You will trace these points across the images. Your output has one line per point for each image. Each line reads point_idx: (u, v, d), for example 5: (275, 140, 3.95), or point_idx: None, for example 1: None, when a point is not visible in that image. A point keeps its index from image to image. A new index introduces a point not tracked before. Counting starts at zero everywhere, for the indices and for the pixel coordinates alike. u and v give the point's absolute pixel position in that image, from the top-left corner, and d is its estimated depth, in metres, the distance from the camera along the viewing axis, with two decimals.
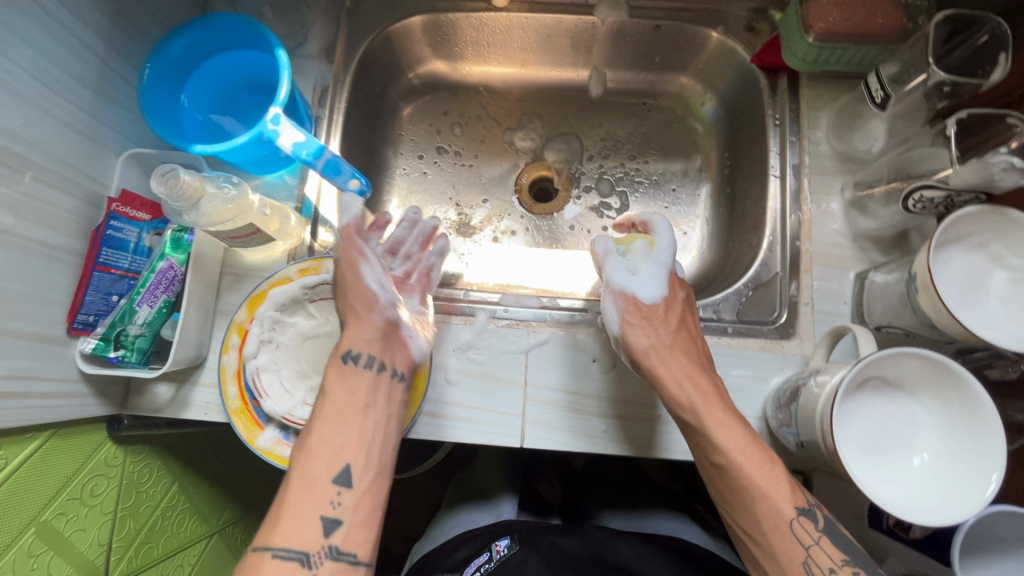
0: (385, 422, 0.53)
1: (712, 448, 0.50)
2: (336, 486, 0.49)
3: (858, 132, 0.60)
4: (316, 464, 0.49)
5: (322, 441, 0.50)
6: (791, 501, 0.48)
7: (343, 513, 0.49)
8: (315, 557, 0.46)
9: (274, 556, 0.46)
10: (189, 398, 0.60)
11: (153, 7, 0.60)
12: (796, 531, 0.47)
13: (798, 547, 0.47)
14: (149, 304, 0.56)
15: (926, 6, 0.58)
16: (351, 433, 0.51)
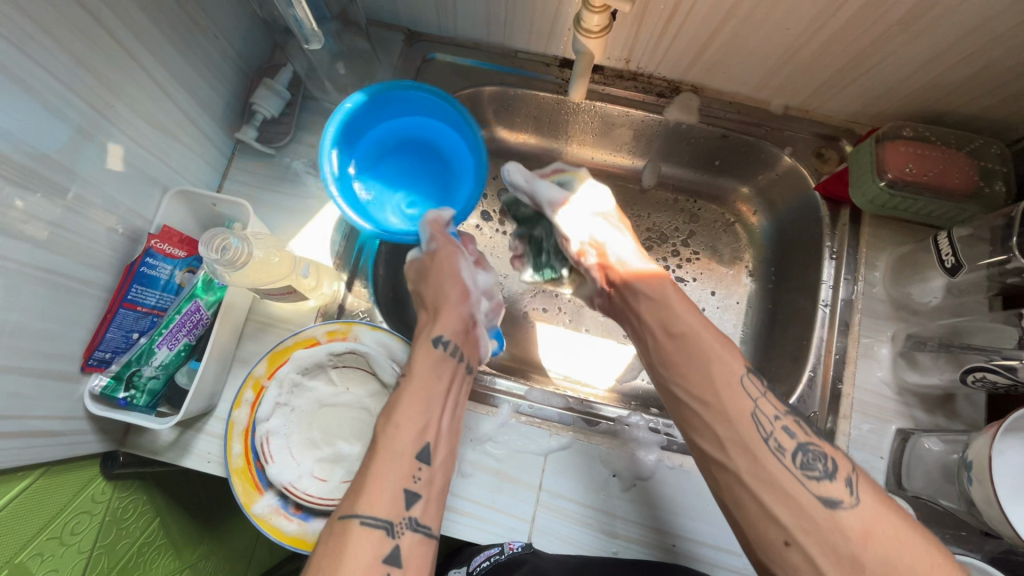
0: (455, 407, 0.53)
1: (672, 319, 0.52)
2: (417, 462, 0.47)
3: (916, 284, 0.59)
4: (400, 440, 0.47)
5: (407, 418, 0.49)
6: (739, 357, 0.48)
7: (424, 489, 0.47)
8: (397, 527, 0.44)
9: (361, 525, 0.43)
10: (190, 445, 0.57)
11: (227, 45, 0.59)
12: (747, 385, 0.47)
13: (747, 400, 0.46)
14: (169, 347, 0.55)
15: (1004, 171, 0.57)
16: (436, 415, 0.50)
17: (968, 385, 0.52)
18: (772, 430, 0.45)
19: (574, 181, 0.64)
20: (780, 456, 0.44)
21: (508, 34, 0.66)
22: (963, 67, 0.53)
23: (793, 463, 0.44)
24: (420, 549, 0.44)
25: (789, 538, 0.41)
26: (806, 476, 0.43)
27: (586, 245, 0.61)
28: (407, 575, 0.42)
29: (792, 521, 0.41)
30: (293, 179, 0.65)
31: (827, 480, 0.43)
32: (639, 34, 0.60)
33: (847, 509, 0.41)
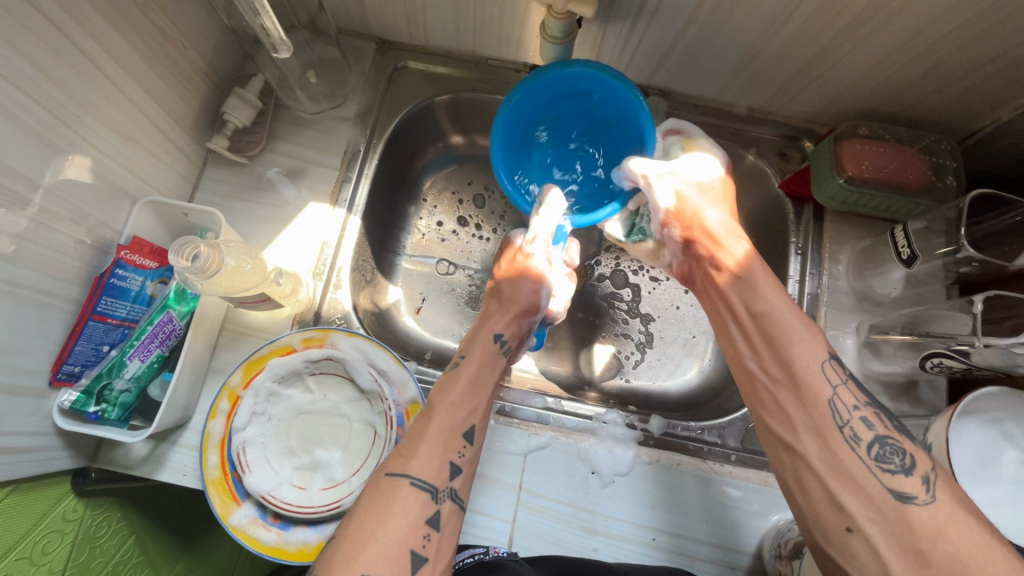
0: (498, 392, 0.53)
1: (755, 298, 0.46)
2: (463, 439, 0.47)
3: (877, 277, 0.61)
4: (450, 414, 0.47)
5: (460, 398, 0.48)
6: (823, 343, 0.44)
7: (467, 465, 0.46)
8: (441, 493, 0.43)
9: (411, 486, 0.42)
10: (166, 458, 0.57)
11: (196, 55, 0.60)
12: (827, 371, 0.43)
13: (825, 386, 0.42)
14: (141, 359, 0.54)
15: (954, 166, 0.60)
16: (484, 400, 0.50)
17: (927, 370, 0.55)
18: (848, 418, 0.41)
19: (681, 147, 0.59)
20: (854, 446, 0.40)
21: (478, 42, 0.67)
22: (911, 66, 0.55)
23: (869, 455, 0.40)
24: (455, 519, 0.44)
25: (852, 524, 0.39)
26: (881, 469, 0.39)
27: (671, 203, 0.54)
28: (443, 540, 0.42)
29: (859, 508, 0.39)
30: (266, 187, 0.65)
31: (903, 474, 0.39)
32: (604, 39, 0.62)
33: (920, 505, 0.37)
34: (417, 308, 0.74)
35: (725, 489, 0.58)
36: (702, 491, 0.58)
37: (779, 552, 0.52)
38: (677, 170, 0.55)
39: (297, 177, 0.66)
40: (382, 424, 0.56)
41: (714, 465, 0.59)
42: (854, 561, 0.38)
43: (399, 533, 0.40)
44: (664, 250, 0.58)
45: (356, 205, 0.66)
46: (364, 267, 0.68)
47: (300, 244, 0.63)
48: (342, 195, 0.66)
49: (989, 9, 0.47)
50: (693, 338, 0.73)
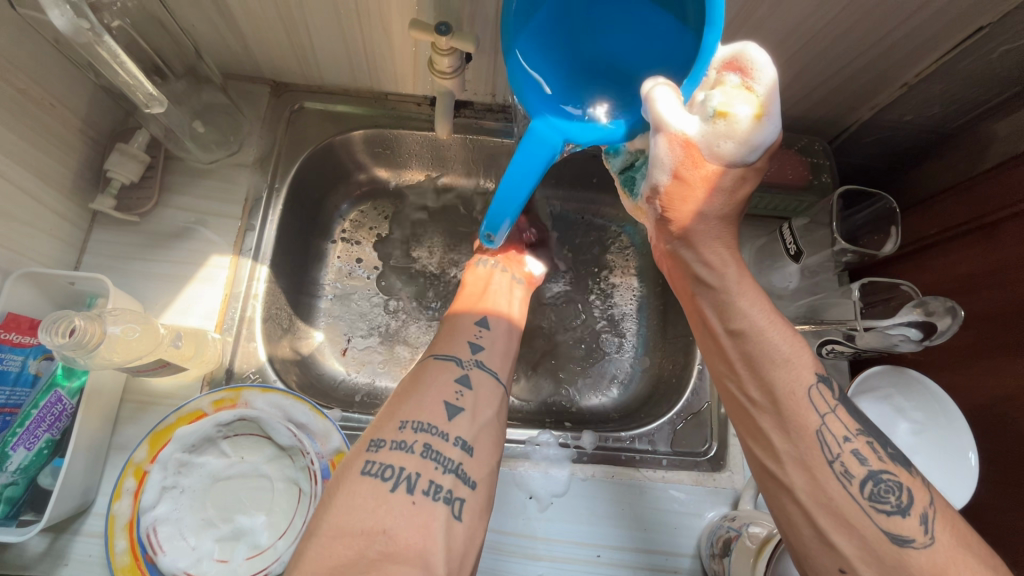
0: (515, 292, 0.63)
1: (731, 314, 0.46)
2: (478, 327, 0.56)
3: (776, 272, 0.64)
4: (466, 309, 0.59)
5: (468, 301, 0.60)
6: (810, 365, 0.44)
7: (486, 343, 0.55)
8: (466, 363, 0.51)
9: (436, 360, 0.51)
10: (67, 551, 0.52)
11: (68, 112, 0.56)
12: (814, 398, 0.43)
13: (813, 416, 0.43)
14: (26, 447, 0.49)
15: (829, 163, 0.65)
16: (496, 296, 0.61)
17: (823, 357, 0.59)
18: (839, 452, 0.42)
19: (736, 91, 0.42)
20: (846, 483, 0.41)
21: (375, 79, 0.67)
22: (779, 76, 0.60)
23: (862, 493, 0.41)
24: (488, 382, 0.51)
25: (845, 565, 0.40)
26: (876, 509, 0.40)
27: (662, 179, 0.47)
28: (477, 396, 0.49)
29: (852, 550, 0.40)
30: (166, 244, 0.62)
31: (900, 515, 0.40)
32: (497, 71, 0.63)
33: (919, 548, 0.39)
34: (342, 349, 0.71)
35: (665, 492, 0.59)
36: (640, 498, 0.59)
37: (713, 552, 0.53)
38: (697, 140, 0.44)
39: (198, 230, 0.63)
40: (305, 480, 0.54)
41: (648, 472, 0.60)
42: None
43: (434, 392, 0.48)
44: (644, 218, 0.54)
45: (262, 253, 0.64)
46: (279, 315, 0.66)
47: (203, 300, 0.61)
48: (246, 244, 0.63)
49: (835, 23, 0.51)
50: (621, 347, 0.75)
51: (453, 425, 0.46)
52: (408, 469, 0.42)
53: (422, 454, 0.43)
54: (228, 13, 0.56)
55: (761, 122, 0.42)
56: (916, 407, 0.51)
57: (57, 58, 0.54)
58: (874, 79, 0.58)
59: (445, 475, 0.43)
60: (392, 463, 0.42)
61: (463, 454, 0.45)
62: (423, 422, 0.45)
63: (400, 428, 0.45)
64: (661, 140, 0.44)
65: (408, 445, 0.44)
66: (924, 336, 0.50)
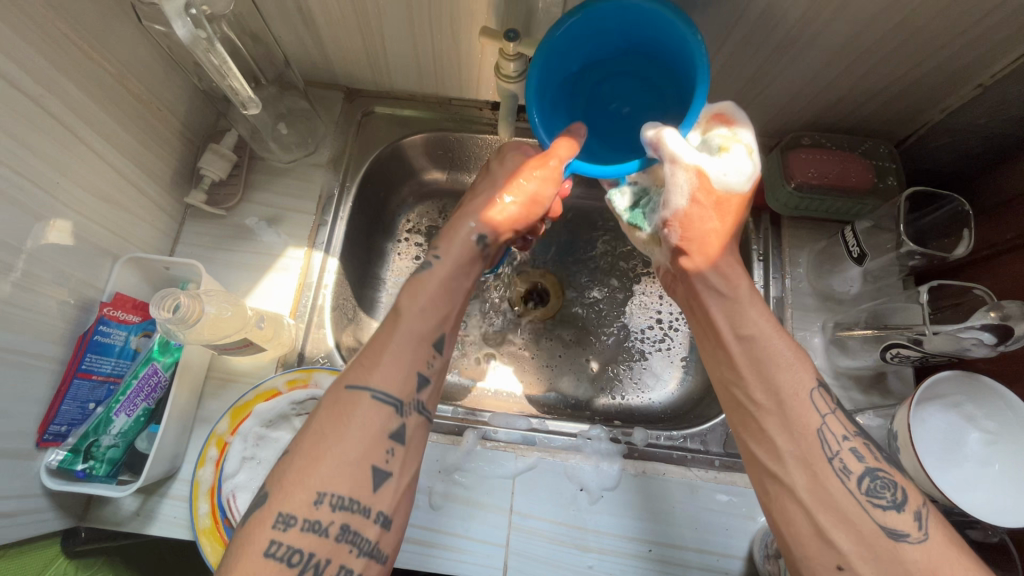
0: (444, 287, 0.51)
1: (742, 321, 0.48)
2: (434, 349, 0.49)
3: (836, 276, 0.64)
4: (418, 321, 0.48)
5: (415, 310, 0.49)
6: (810, 369, 0.45)
7: (433, 376, 0.48)
8: (406, 407, 0.45)
9: (372, 399, 0.44)
10: (154, 512, 0.57)
11: (170, 114, 0.62)
12: (815, 400, 0.44)
13: (814, 415, 0.44)
14: (127, 413, 0.55)
15: (895, 167, 0.65)
16: (443, 305, 0.50)
17: (889, 361, 0.58)
18: (838, 450, 0.43)
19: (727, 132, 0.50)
20: (844, 479, 0.42)
21: (442, 85, 0.71)
22: (844, 78, 0.59)
23: (859, 489, 0.42)
24: (419, 433, 0.46)
25: (842, 562, 0.40)
26: (871, 504, 0.41)
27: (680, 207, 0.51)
28: (406, 453, 0.45)
29: (847, 544, 0.40)
30: (247, 235, 0.67)
31: (895, 511, 0.40)
32: None
33: (913, 543, 0.39)
34: None
35: (713, 494, 0.59)
36: (691, 499, 0.59)
37: (768, 553, 0.53)
38: (709, 169, 0.49)
39: (275, 224, 0.68)
40: None
41: (699, 471, 0.60)
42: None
43: (358, 451, 0.42)
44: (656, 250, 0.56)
45: (333, 246, 0.68)
46: (345, 305, 0.70)
47: (281, 288, 0.65)
48: (319, 237, 0.68)
49: (905, 23, 0.51)
50: (670, 351, 0.75)
51: (377, 498, 0.42)
52: (318, 555, 0.40)
53: (336, 537, 0.40)
54: (313, 25, 0.61)
55: (752, 154, 0.49)
56: (989, 415, 0.49)
57: (166, 67, 0.60)
58: (945, 81, 0.57)
59: (357, 559, 0.41)
60: (301, 548, 0.39)
61: (380, 529, 0.42)
62: (342, 497, 0.41)
63: (314, 504, 0.40)
64: (677, 169, 0.48)
65: (322, 527, 0.40)
66: (998, 341, 0.49)
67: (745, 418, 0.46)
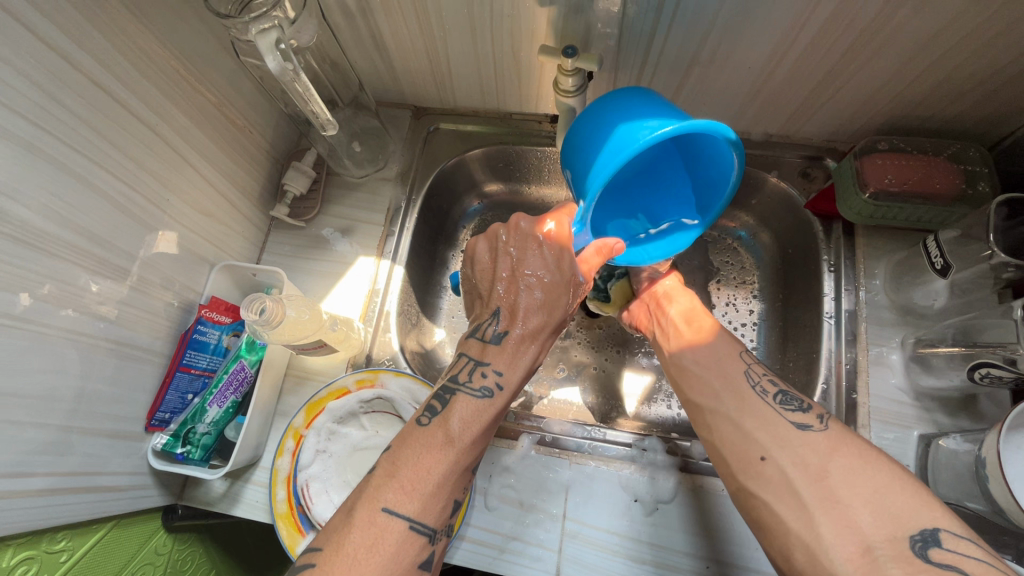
0: (488, 413, 0.48)
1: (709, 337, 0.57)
2: (472, 472, 0.49)
3: (918, 288, 0.60)
4: (468, 455, 0.46)
5: (464, 434, 0.46)
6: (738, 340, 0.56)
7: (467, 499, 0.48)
8: (437, 535, 0.45)
9: (411, 530, 0.43)
10: (240, 495, 0.63)
11: (259, 137, 0.69)
12: (745, 356, 0.55)
13: (741, 364, 0.53)
14: (218, 405, 0.61)
15: (987, 172, 0.60)
16: (488, 433, 0.49)
17: (978, 382, 0.53)
18: (759, 379, 0.51)
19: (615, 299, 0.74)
20: (764, 397, 0.49)
21: (502, 101, 0.74)
22: (926, 77, 0.56)
23: (775, 400, 0.49)
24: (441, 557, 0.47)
25: (765, 453, 0.45)
26: (784, 409, 0.48)
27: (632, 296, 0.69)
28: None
29: (768, 439, 0.46)
30: (323, 245, 0.73)
31: (801, 412, 0.48)
32: (616, 86, 0.67)
33: (816, 431, 0.45)
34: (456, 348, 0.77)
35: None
36: None
37: None
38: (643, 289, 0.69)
39: (348, 234, 0.73)
40: None
41: None
42: (764, 483, 0.43)
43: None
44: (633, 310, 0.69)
45: (400, 256, 0.73)
46: (410, 311, 0.74)
47: (353, 292, 0.70)
48: (387, 247, 0.73)
49: (994, 16, 0.47)
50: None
51: None
52: None
53: None
54: (385, 50, 0.66)
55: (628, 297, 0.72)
56: None
57: (256, 95, 0.67)
58: None
59: None
60: None
61: None
62: None
63: None
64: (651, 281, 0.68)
65: None
66: None
67: (742, 392, 0.51)
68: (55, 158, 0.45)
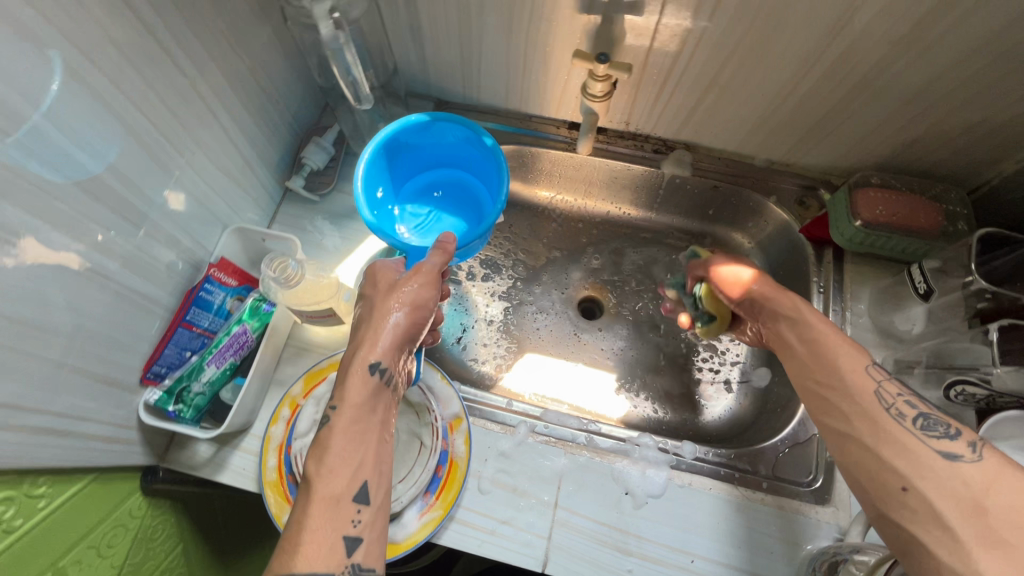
0: (351, 443, 0.48)
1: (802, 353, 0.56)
2: (357, 504, 0.46)
3: (899, 313, 0.65)
4: (335, 482, 0.45)
5: (333, 467, 0.46)
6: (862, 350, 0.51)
7: (365, 530, 0.45)
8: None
9: None
10: (226, 461, 0.61)
11: (283, 107, 0.70)
12: (871, 371, 0.50)
13: (869, 381, 0.49)
14: (217, 365, 0.59)
15: (965, 213, 0.66)
16: (362, 451, 0.48)
17: (953, 400, 0.58)
18: (894, 401, 0.47)
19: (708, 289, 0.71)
20: (900, 421, 0.46)
21: (525, 102, 0.77)
22: (918, 120, 0.61)
23: (914, 426, 0.45)
24: None
25: (906, 484, 0.42)
26: (928, 436, 0.44)
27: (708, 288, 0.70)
28: None
29: (909, 468, 0.42)
30: (335, 221, 0.73)
31: (948, 439, 0.43)
32: (636, 100, 0.71)
33: (969, 461, 0.41)
34: (456, 337, 0.79)
35: (775, 522, 0.59)
36: (738, 517, 0.59)
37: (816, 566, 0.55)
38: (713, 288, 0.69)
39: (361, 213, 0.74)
40: (427, 435, 0.60)
41: (745, 491, 0.60)
42: (912, 513, 0.40)
43: None
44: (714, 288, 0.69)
45: None
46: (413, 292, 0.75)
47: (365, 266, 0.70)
48: None
49: (985, 69, 0.53)
50: (740, 362, 0.78)
51: None
52: None
53: None
54: (422, 39, 0.68)
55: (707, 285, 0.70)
56: None
57: (288, 67, 0.69)
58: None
59: None
60: None
61: None
62: None
63: None
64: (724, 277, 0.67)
65: None
66: None
67: None
68: (95, 90, 0.44)
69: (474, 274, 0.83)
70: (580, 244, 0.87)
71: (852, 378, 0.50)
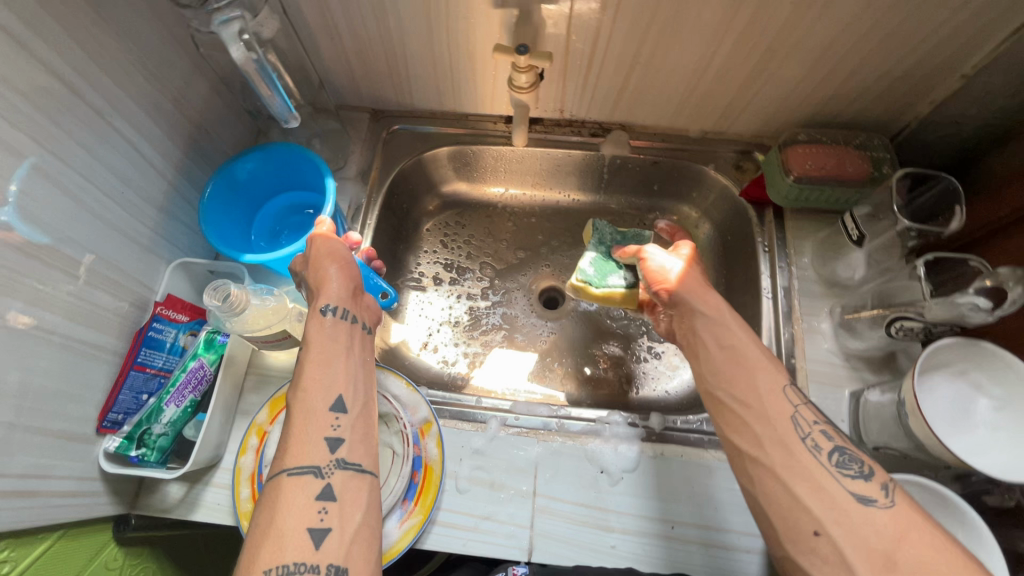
0: (329, 368, 0.51)
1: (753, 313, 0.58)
2: (334, 412, 0.50)
3: (840, 262, 0.67)
4: (313, 396, 0.49)
5: (312, 382, 0.50)
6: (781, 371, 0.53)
7: (347, 433, 0.49)
8: (326, 469, 0.47)
9: (289, 476, 0.46)
10: (198, 499, 0.60)
11: (214, 135, 0.69)
12: (788, 395, 0.52)
13: (788, 407, 0.51)
14: (176, 404, 0.59)
15: (888, 157, 0.69)
16: (337, 369, 0.52)
17: (895, 337, 0.59)
18: (810, 429, 0.50)
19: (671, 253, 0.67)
20: (819, 451, 0.48)
21: (458, 102, 0.77)
22: (834, 74, 0.64)
23: (830, 460, 0.48)
24: (353, 482, 0.47)
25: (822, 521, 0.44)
26: (842, 468, 0.47)
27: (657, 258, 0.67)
28: (344, 505, 0.46)
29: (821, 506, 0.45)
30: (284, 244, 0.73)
31: (863, 476, 0.46)
32: (566, 87, 0.72)
33: (880, 501, 0.44)
34: (422, 343, 0.79)
35: None
36: (710, 479, 0.60)
37: None
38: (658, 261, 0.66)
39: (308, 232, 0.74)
40: (398, 444, 0.61)
41: (715, 453, 0.62)
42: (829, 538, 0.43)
43: (293, 520, 0.44)
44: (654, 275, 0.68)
45: None
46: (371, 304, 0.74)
47: None
48: None
49: (885, 18, 0.55)
50: None
51: (322, 554, 0.43)
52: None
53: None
54: (345, 51, 0.68)
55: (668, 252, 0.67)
56: (994, 382, 0.52)
57: (213, 95, 0.68)
58: (932, 71, 0.61)
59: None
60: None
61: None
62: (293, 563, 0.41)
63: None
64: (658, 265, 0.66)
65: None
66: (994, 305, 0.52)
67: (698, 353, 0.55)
68: (6, 142, 0.44)
69: (441, 279, 0.84)
70: (534, 235, 0.88)
71: (771, 393, 0.52)
